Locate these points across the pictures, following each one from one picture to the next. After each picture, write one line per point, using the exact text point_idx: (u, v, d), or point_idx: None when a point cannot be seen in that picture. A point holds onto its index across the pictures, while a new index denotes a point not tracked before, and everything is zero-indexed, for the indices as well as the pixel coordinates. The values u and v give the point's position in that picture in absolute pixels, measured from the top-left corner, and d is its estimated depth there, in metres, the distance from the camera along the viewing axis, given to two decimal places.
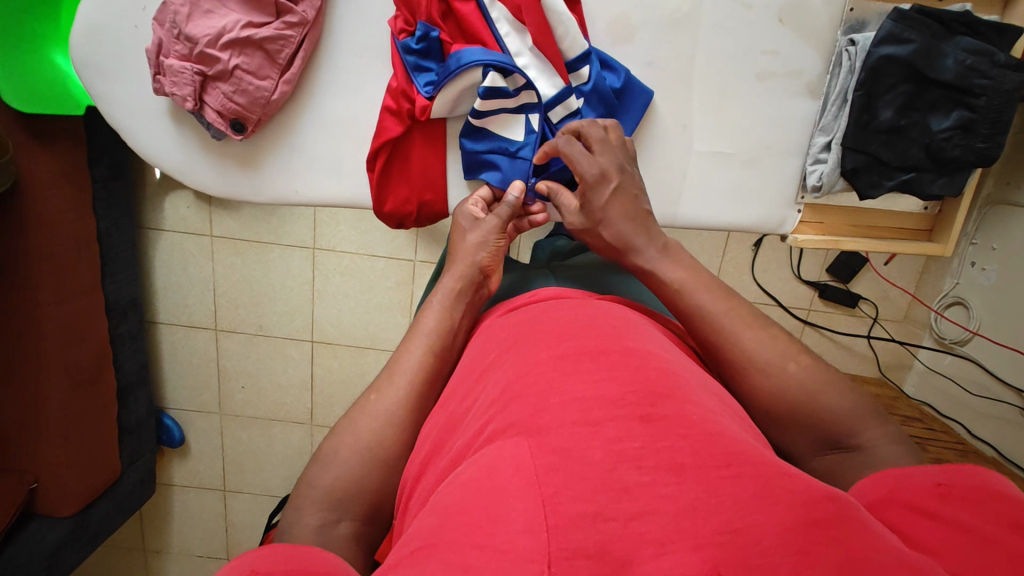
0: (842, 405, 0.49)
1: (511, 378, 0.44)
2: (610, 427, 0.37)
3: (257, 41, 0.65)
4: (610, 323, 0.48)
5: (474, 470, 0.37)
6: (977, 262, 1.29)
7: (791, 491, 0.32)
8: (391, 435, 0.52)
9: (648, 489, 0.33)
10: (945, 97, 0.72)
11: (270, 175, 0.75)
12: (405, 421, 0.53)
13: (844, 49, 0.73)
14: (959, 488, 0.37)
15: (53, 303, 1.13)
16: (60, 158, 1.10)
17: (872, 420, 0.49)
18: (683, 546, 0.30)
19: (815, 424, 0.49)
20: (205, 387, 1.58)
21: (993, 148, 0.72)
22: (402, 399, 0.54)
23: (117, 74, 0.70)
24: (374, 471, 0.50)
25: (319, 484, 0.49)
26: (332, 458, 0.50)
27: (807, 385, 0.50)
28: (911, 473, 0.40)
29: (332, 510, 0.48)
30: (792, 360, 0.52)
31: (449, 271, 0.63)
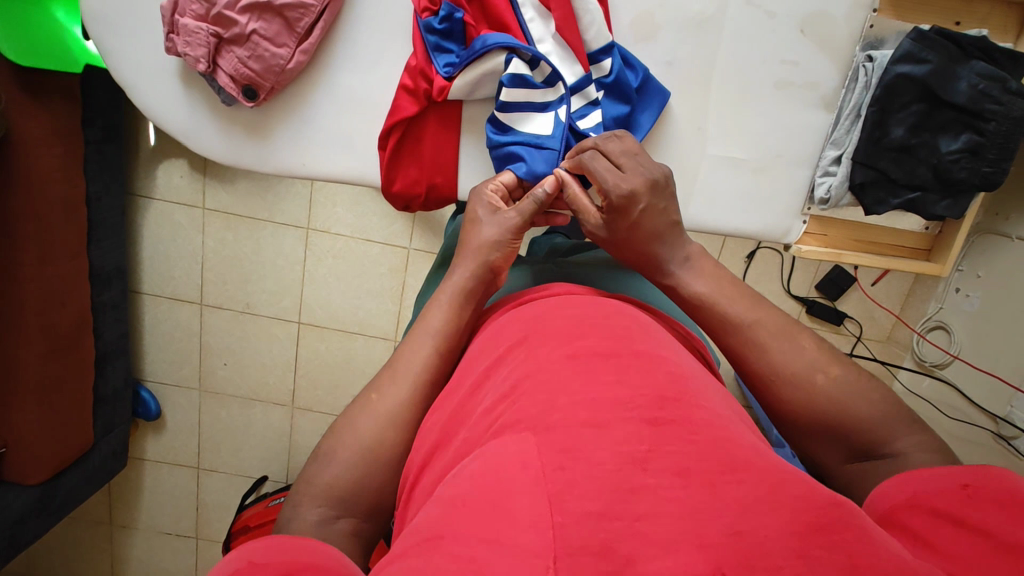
0: (874, 412, 0.49)
1: (520, 375, 0.44)
2: (618, 428, 0.36)
3: (277, 7, 0.65)
4: (622, 324, 0.48)
5: (481, 463, 0.36)
6: (962, 288, 1.32)
7: (797, 497, 0.32)
8: (393, 437, 0.51)
9: (654, 491, 0.33)
10: (955, 119, 0.74)
11: (278, 146, 0.74)
12: (407, 422, 0.52)
13: (861, 64, 0.74)
14: (986, 489, 0.37)
15: (35, 264, 1.10)
16: (52, 116, 1.07)
17: (901, 427, 0.48)
18: (687, 546, 0.29)
19: (842, 433, 0.49)
20: (186, 362, 1.55)
21: (998, 173, 0.74)
22: (404, 399, 0.53)
23: (127, 29, 0.68)
24: (374, 470, 0.49)
25: (317, 483, 0.48)
26: (332, 456, 0.50)
27: (838, 394, 0.50)
28: (939, 475, 0.41)
29: (332, 506, 0.47)
30: (820, 373, 0.51)
31: (459, 265, 0.61)
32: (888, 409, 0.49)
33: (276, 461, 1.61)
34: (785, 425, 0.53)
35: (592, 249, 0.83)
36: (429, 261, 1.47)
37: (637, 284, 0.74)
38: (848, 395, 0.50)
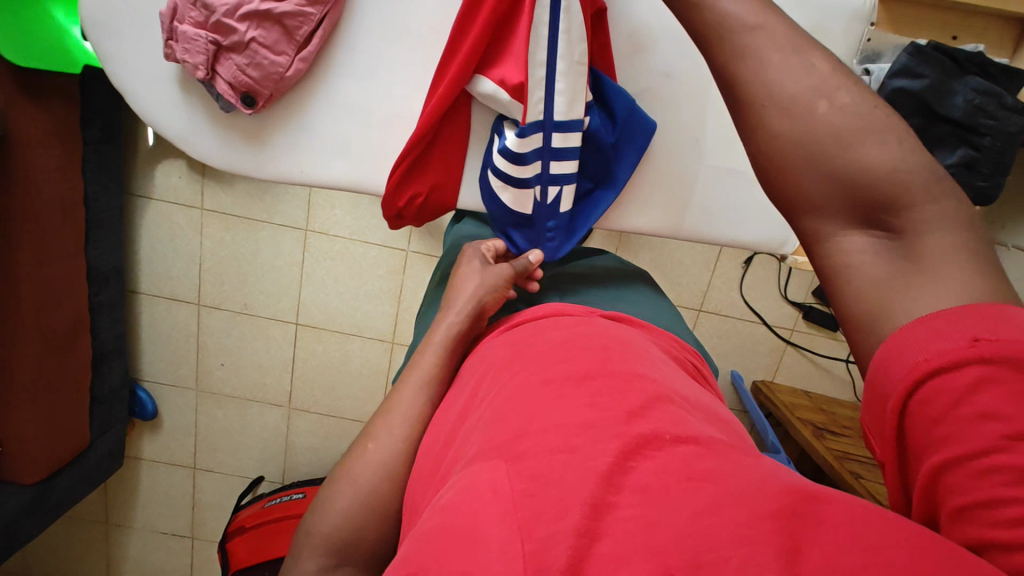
0: (891, 167, 0.41)
1: (501, 401, 0.44)
2: (586, 449, 0.37)
3: (276, 15, 0.65)
4: (600, 344, 0.49)
5: (459, 488, 0.37)
6: None
7: (744, 494, 0.32)
8: (387, 488, 0.54)
9: (614, 510, 0.33)
10: (951, 133, 0.75)
11: (277, 152, 0.74)
12: (399, 474, 0.54)
13: (859, 77, 0.74)
14: (1000, 348, 0.33)
15: (32, 264, 1.10)
16: (50, 116, 1.07)
17: (920, 194, 0.41)
18: (639, 559, 0.29)
19: (845, 194, 0.43)
20: (183, 362, 1.55)
21: (992, 188, 0.76)
22: (397, 449, 0.55)
23: (127, 34, 0.68)
24: (370, 519, 0.53)
25: (318, 532, 0.52)
26: (330, 507, 0.54)
27: (845, 124, 0.43)
28: (949, 326, 0.36)
29: (331, 556, 0.52)
30: (826, 100, 0.44)
31: (451, 311, 0.63)
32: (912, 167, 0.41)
33: (273, 461, 1.61)
34: (781, 179, 0.46)
35: (591, 256, 0.84)
36: (427, 264, 1.47)
37: (633, 297, 0.74)
38: (854, 146, 0.42)
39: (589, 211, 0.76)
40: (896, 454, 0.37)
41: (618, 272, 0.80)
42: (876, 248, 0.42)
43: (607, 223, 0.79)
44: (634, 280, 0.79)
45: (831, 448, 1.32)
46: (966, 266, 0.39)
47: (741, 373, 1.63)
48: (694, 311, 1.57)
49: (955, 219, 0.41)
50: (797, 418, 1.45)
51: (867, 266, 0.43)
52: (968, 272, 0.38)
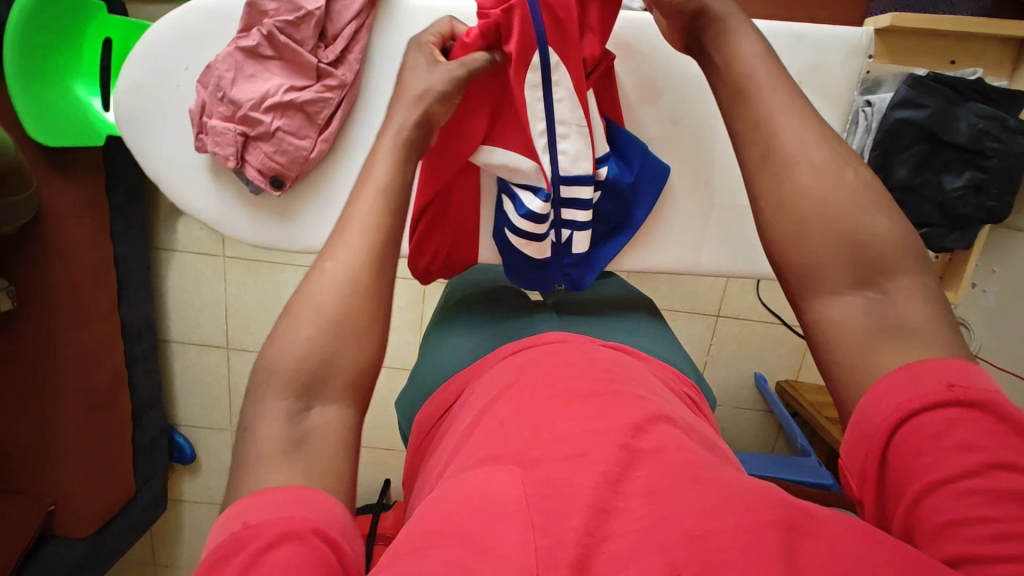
0: (892, 234, 0.46)
1: (507, 415, 0.48)
2: (596, 454, 0.41)
3: (299, 103, 0.69)
4: (603, 372, 0.53)
5: (467, 487, 0.40)
6: (978, 284, 1.32)
7: (753, 500, 0.37)
8: (356, 309, 0.46)
9: (624, 512, 0.37)
10: (959, 157, 0.83)
11: (305, 226, 0.75)
12: (366, 294, 0.47)
13: (860, 109, 0.76)
14: (971, 390, 0.39)
15: (71, 328, 1.14)
16: (78, 188, 1.12)
17: (906, 271, 0.45)
18: (649, 554, 0.34)
19: (846, 254, 0.46)
20: (216, 405, 1.60)
21: (1001, 206, 0.84)
22: (359, 267, 0.48)
23: (157, 130, 0.71)
24: (344, 345, 0.45)
25: (281, 368, 0.44)
26: (293, 336, 0.45)
27: (855, 193, 0.47)
28: (925, 368, 0.41)
29: (299, 397, 0.43)
30: (845, 170, 0.48)
31: (398, 106, 0.58)
32: (908, 247, 0.45)
33: None
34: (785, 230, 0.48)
35: (601, 281, 0.88)
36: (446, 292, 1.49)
37: (642, 325, 0.77)
38: (862, 212, 0.46)
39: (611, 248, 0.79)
40: (876, 493, 0.41)
41: (624, 300, 0.83)
42: (865, 311, 0.45)
43: (627, 266, 0.81)
44: (635, 308, 0.81)
45: None
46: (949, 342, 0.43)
47: (765, 375, 1.63)
48: (712, 317, 1.58)
49: (935, 299, 0.45)
50: (824, 417, 1.45)
51: (855, 324, 0.45)
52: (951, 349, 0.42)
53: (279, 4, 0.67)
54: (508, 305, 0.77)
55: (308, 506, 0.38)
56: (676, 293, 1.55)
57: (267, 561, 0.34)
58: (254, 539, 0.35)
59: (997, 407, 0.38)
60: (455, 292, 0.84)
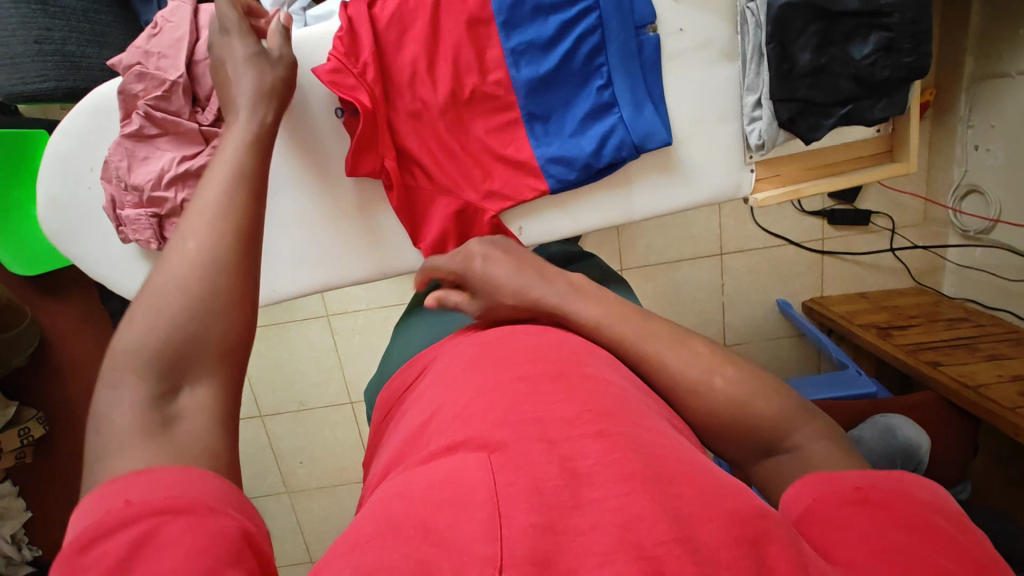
0: (772, 406, 0.47)
1: (470, 397, 0.46)
2: (566, 446, 0.39)
3: (196, 171, 0.70)
4: (570, 345, 0.51)
5: (436, 478, 0.39)
6: (981, 143, 1.31)
7: (730, 507, 0.35)
8: (218, 281, 0.40)
9: (598, 503, 0.36)
10: (857, 24, 0.68)
11: None
12: (227, 271, 0.41)
13: (745, 7, 0.71)
14: (877, 489, 0.38)
15: None
16: (76, 306, 1.19)
17: (798, 421, 0.47)
18: (626, 556, 0.32)
19: (743, 439, 0.48)
20: (267, 471, 1.65)
21: (922, 59, 0.67)
22: (217, 241, 0.42)
23: (88, 236, 0.76)
24: (206, 327, 0.39)
25: (135, 355, 0.37)
26: (143, 316, 0.38)
27: (737, 394, 0.48)
28: (830, 477, 0.40)
29: (162, 379, 0.36)
30: (717, 374, 0.49)
31: (240, 125, 0.53)
32: (787, 409, 0.48)
33: None
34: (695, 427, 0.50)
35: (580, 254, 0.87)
36: None
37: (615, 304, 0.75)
38: (749, 399, 0.48)
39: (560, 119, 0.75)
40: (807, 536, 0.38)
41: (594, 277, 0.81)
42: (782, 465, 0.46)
43: (557, 233, 0.79)
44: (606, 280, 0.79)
45: (902, 344, 1.27)
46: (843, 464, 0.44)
47: (789, 300, 1.56)
48: (716, 257, 1.53)
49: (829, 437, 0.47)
50: (857, 324, 1.38)
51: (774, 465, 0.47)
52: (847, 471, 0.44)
53: (144, 83, 0.68)
54: None
55: (207, 484, 0.33)
56: (674, 242, 1.51)
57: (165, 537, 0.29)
58: (143, 521, 0.29)
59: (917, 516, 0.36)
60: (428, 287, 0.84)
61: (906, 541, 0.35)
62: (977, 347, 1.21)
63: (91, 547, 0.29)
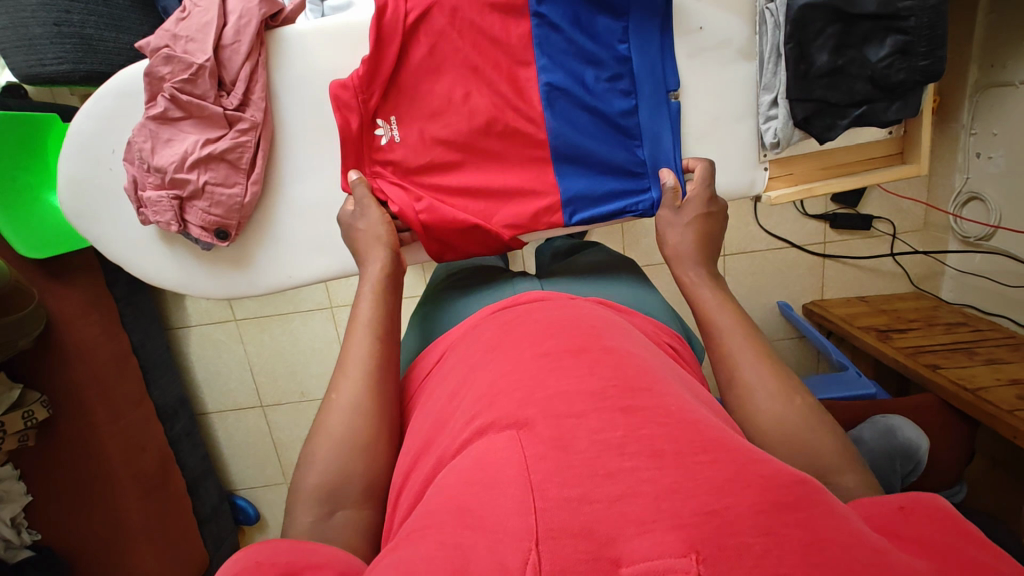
0: (833, 445, 0.49)
1: (497, 376, 0.48)
2: (594, 418, 0.40)
3: (218, 154, 0.71)
4: (590, 323, 0.53)
5: (471, 463, 0.40)
6: (982, 151, 1.32)
7: (764, 475, 0.35)
8: (362, 424, 0.54)
9: (632, 473, 0.36)
10: (874, 27, 0.67)
11: (262, 267, 0.80)
12: (372, 411, 0.55)
13: (764, 7, 0.73)
14: (920, 508, 0.38)
15: (108, 422, 1.22)
16: (81, 290, 1.19)
17: (850, 466, 0.48)
18: (663, 526, 0.33)
19: (801, 460, 0.50)
20: (267, 462, 1.62)
21: (937, 64, 0.66)
22: (361, 387, 0.56)
23: (106, 216, 0.76)
24: (354, 459, 0.52)
25: (306, 485, 0.51)
26: (312, 460, 0.52)
27: (804, 421, 0.51)
28: (875, 501, 0.41)
29: (322, 505, 0.50)
30: (799, 396, 0.52)
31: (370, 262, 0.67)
32: (847, 453, 0.49)
33: None
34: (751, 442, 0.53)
35: (588, 248, 0.88)
36: None
37: (631, 295, 0.75)
38: (811, 433, 0.50)
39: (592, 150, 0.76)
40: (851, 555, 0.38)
41: (607, 266, 0.82)
42: None
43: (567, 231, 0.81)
44: (619, 271, 0.81)
45: (902, 347, 1.28)
46: None
47: (789, 302, 1.58)
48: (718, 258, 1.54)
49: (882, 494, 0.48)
50: (857, 327, 1.39)
51: None
52: None
53: (171, 66, 0.69)
54: (484, 281, 0.76)
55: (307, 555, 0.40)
56: None
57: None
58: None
59: (956, 522, 0.36)
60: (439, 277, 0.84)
61: (949, 541, 0.34)
62: (977, 351, 1.22)
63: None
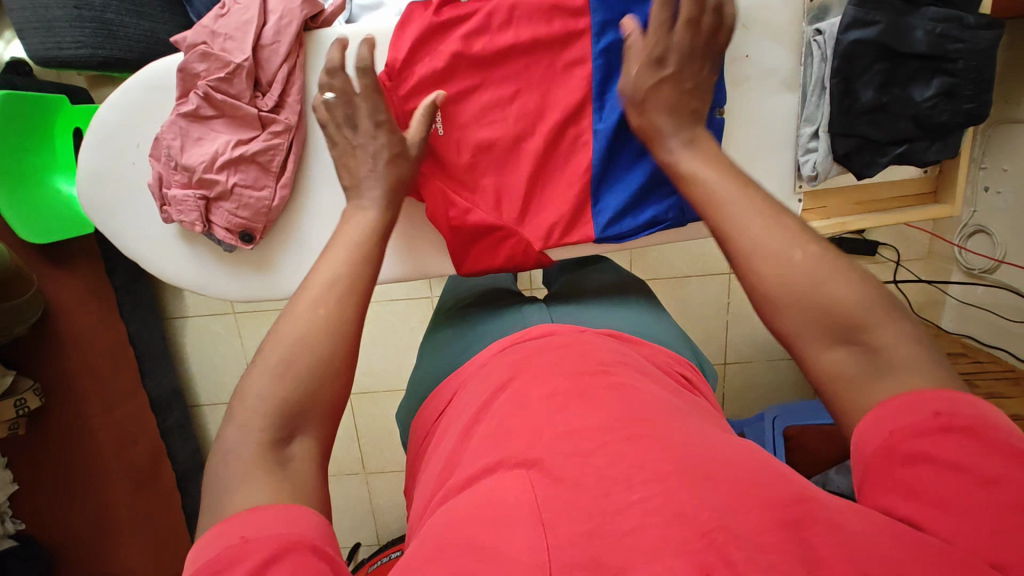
0: (850, 292, 0.44)
1: (504, 415, 0.46)
2: (599, 454, 0.39)
3: (249, 156, 0.69)
4: (601, 360, 0.51)
5: (474, 496, 0.39)
6: (990, 186, 1.35)
7: (765, 495, 0.35)
8: (309, 357, 0.47)
9: (636, 506, 0.35)
10: (921, 67, 0.70)
11: (283, 273, 0.77)
12: (323, 332, 0.48)
13: (812, 39, 0.72)
14: (959, 417, 0.38)
15: (101, 412, 1.19)
16: (79, 277, 1.16)
17: (880, 317, 0.44)
18: (668, 552, 0.32)
19: (816, 315, 0.45)
20: None
21: (981, 107, 0.70)
22: (313, 299, 0.50)
23: (126, 211, 0.74)
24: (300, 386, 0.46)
25: (239, 411, 0.45)
26: (251, 379, 0.46)
27: (814, 270, 0.46)
28: (910, 400, 0.40)
29: (268, 432, 0.44)
30: (802, 242, 0.47)
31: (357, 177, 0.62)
32: (873, 299, 0.44)
33: (366, 527, 1.65)
34: (758, 311, 0.48)
35: (596, 263, 0.88)
36: None
37: (641, 319, 0.74)
38: (828, 286, 0.45)
39: (627, 166, 0.75)
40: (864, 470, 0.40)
41: (616, 287, 0.81)
42: (853, 369, 0.43)
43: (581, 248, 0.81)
44: (629, 292, 0.80)
45: None
46: (932, 373, 0.41)
47: None
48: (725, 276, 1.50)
49: (919, 341, 0.43)
50: None
51: (844, 379, 0.44)
52: (925, 367, 0.42)
53: (208, 64, 0.67)
54: (495, 304, 0.75)
55: (307, 517, 0.40)
56: (685, 259, 1.49)
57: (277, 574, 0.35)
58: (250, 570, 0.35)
59: (985, 433, 0.37)
60: (450, 295, 0.83)
61: (993, 475, 0.35)
62: (977, 383, 1.24)
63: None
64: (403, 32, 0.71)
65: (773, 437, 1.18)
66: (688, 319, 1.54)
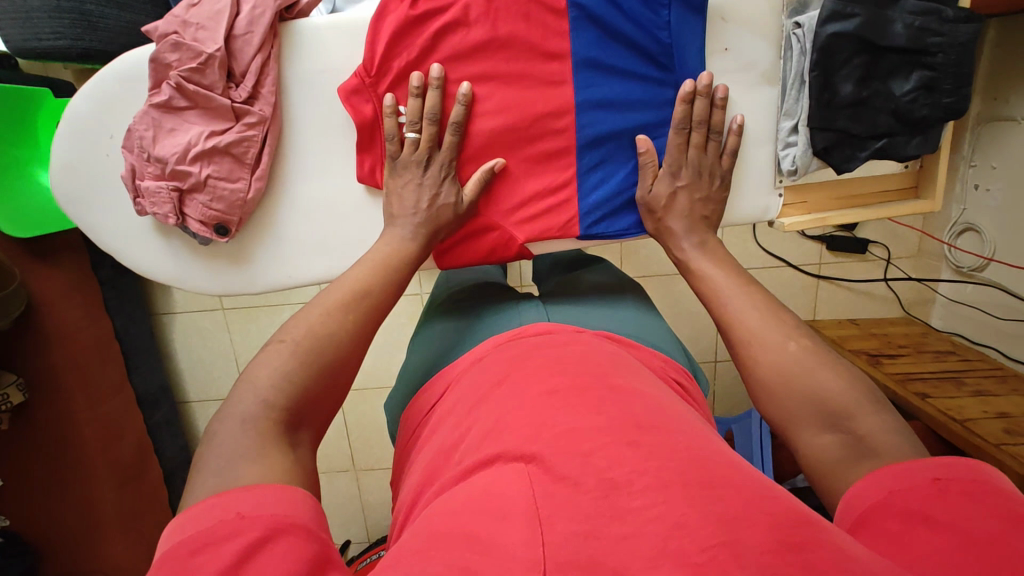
0: (838, 385, 0.51)
1: (497, 416, 0.46)
2: (602, 455, 0.39)
3: (223, 148, 0.69)
4: (598, 361, 0.51)
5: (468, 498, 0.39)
6: (980, 183, 1.34)
7: (771, 513, 0.34)
8: (304, 378, 0.52)
9: (640, 512, 0.35)
10: (901, 61, 0.69)
11: (261, 266, 0.77)
12: (327, 356, 0.54)
13: (791, 32, 0.72)
14: (958, 482, 0.39)
15: (87, 409, 1.19)
16: (64, 272, 1.15)
17: (867, 407, 0.49)
18: (670, 564, 0.31)
19: (808, 403, 0.51)
20: None
21: (961, 101, 0.69)
22: (314, 322, 0.55)
23: (99, 203, 0.74)
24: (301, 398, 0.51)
25: (234, 415, 0.48)
26: (251, 386, 0.50)
27: (806, 362, 0.53)
28: (907, 468, 0.42)
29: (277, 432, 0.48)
30: (796, 341, 0.55)
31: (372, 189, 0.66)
32: (860, 393, 0.50)
33: (355, 523, 1.65)
34: (759, 392, 0.55)
35: (592, 263, 0.88)
36: None
37: (637, 319, 0.74)
38: (818, 375, 0.52)
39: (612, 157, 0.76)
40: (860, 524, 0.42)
41: (611, 287, 0.81)
42: (841, 447, 0.48)
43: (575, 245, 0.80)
44: (625, 292, 0.80)
45: (890, 372, 1.28)
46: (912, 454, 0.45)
47: None
48: None
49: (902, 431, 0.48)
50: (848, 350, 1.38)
51: (832, 453, 0.48)
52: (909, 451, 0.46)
53: (179, 54, 0.66)
54: (489, 299, 0.75)
55: (307, 506, 0.41)
56: None
57: (266, 556, 0.36)
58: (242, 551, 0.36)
59: (987, 496, 0.38)
60: (442, 290, 0.83)
61: (993, 531, 0.35)
62: (966, 381, 1.24)
63: (198, 552, 0.36)
64: (380, 23, 0.69)
65: (761, 434, 1.18)
66: (679, 315, 1.54)
